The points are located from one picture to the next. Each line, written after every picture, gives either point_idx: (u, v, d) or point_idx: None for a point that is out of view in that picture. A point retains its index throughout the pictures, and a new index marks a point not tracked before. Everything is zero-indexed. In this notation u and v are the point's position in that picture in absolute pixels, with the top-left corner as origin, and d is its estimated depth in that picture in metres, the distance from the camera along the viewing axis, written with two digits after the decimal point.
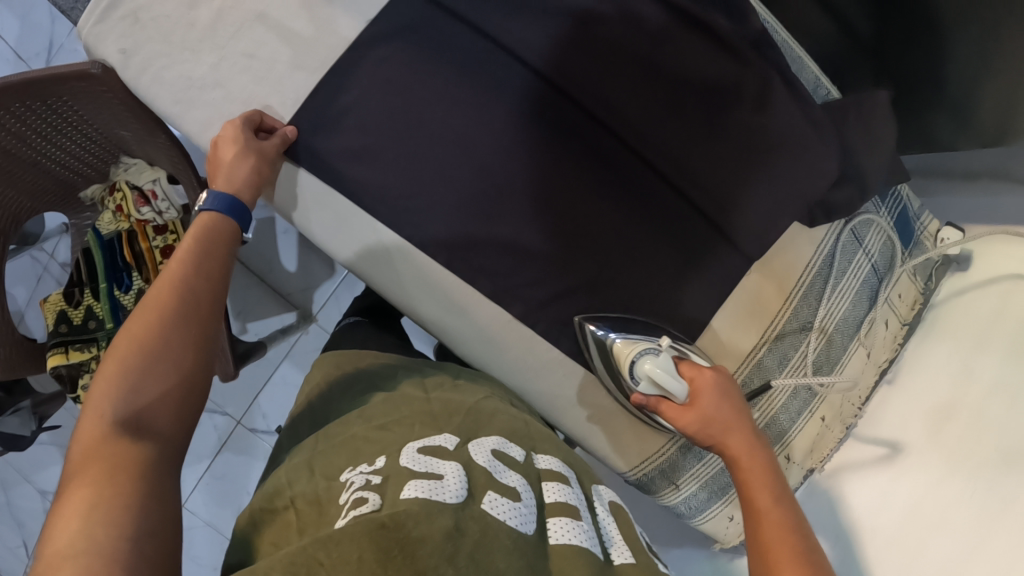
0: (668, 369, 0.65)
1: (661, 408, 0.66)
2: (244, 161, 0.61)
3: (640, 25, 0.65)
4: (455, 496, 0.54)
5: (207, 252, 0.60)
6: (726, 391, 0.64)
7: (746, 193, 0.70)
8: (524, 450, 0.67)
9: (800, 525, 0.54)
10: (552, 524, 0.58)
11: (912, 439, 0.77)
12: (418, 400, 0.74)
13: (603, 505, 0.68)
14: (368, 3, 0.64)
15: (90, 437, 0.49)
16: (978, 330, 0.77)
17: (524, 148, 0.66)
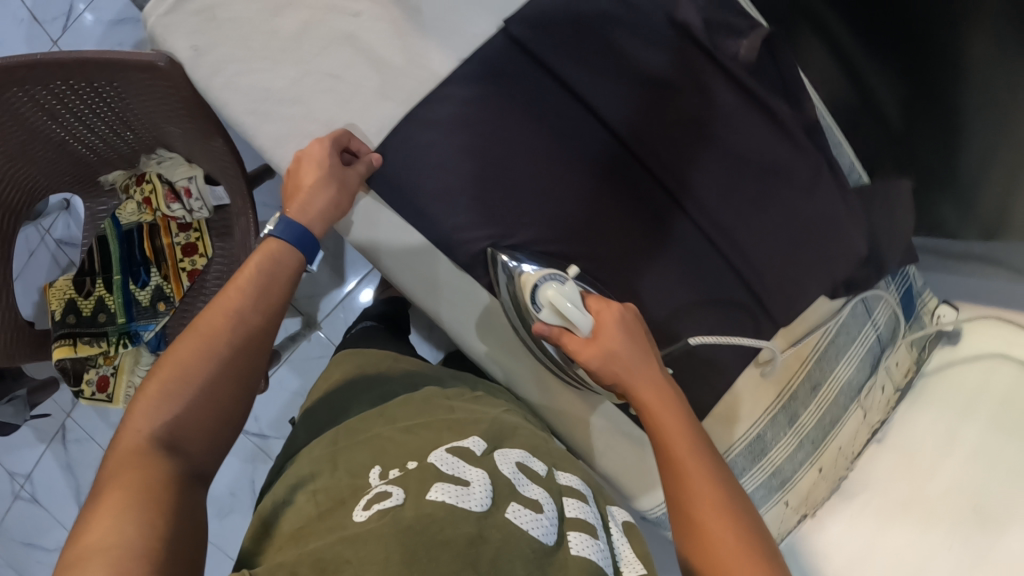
0: (572, 298, 0.60)
1: (563, 340, 0.62)
2: (328, 187, 0.61)
3: (713, 101, 0.68)
4: (479, 504, 0.54)
5: (267, 279, 0.59)
6: (630, 327, 0.60)
7: (786, 265, 0.73)
8: (545, 465, 0.65)
9: (715, 472, 0.53)
10: (570, 537, 0.55)
11: (898, 494, 0.81)
12: (440, 410, 0.72)
13: (617, 522, 0.64)
14: (462, 40, 0.63)
15: (128, 447, 0.50)
16: (969, 396, 0.82)
17: (588, 205, 0.68)
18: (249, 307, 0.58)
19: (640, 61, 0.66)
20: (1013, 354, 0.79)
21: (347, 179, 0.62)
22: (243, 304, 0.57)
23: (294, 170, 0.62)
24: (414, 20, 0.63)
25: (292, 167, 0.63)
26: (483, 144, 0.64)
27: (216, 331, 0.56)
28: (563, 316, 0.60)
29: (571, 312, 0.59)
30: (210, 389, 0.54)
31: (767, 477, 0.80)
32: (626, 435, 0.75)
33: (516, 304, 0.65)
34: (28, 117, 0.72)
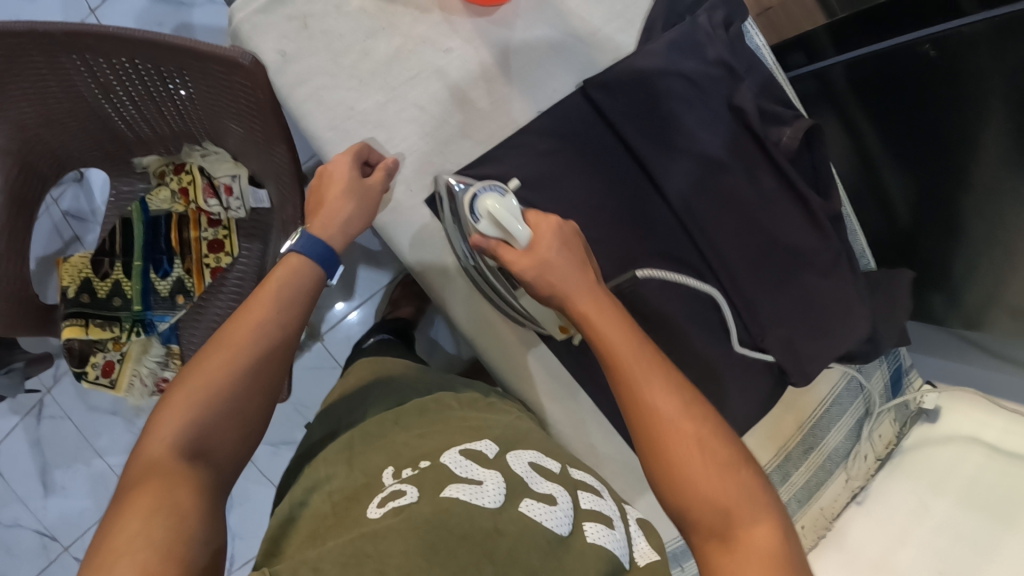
0: (510, 210, 0.57)
1: (500, 253, 0.58)
2: (353, 198, 0.61)
3: (759, 184, 0.74)
4: (493, 501, 0.56)
5: (293, 291, 0.57)
6: (568, 238, 0.58)
7: (805, 341, 0.78)
8: (558, 462, 0.66)
9: (665, 371, 0.53)
10: (587, 528, 0.58)
11: (869, 555, 0.87)
12: (455, 416, 0.72)
13: (632, 517, 0.66)
14: (544, 95, 0.68)
15: (151, 458, 0.48)
16: (940, 471, 0.89)
17: (634, 263, 0.72)
18: (276, 318, 0.56)
19: (702, 136, 0.70)
20: (982, 438, 0.87)
21: (369, 187, 0.63)
22: (271, 316, 0.56)
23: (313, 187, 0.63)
24: (503, 66, 0.66)
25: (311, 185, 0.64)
26: (555, 198, 0.68)
27: (240, 340, 0.54)
28: (498, 228, 0.57)
29: (507, 222, 0.56)
30: (234, 399, 0.52)
31: None
32: (552, 379, 0.73)
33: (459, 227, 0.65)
34: (79, 87, 0.70)
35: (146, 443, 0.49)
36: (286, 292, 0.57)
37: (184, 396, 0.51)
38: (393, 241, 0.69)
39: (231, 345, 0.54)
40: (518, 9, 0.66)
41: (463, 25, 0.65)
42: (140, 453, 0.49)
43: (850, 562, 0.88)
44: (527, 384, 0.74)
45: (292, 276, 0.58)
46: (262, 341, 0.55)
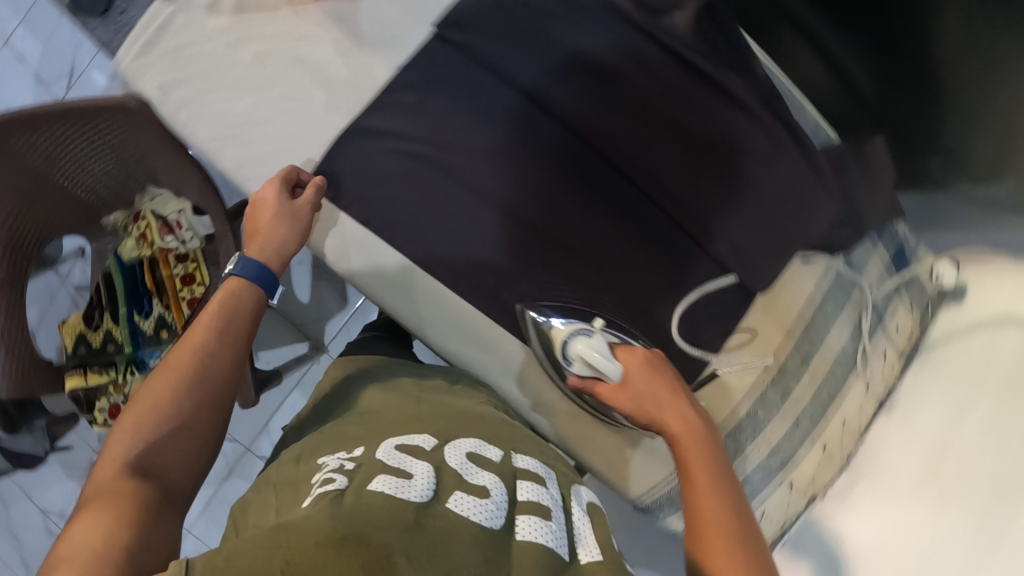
0: (599, 347, 0.64)
1: (595, 390, 0.65)
2: (285, 221, 0.62)
3: (658, 78, 0.68)
4: (420, 495, 0.50)
5: (230, 311, 0.57)
6: (659, 367, 0.64)
7: (756, 241, 0.72)
8: (501, 451, 0.62)
9: (733, 495, 0.51)
10: (520, 521, 0.52)
11: (908, 471, 0.77)
12: (409, 404, 0.69)
13: (580, 505, 0.59)
14: (399, 49, 0.67)
15: (101, 480, 0.47)
16: (977, 365, 0.78)
17: (545, 197, 0.69)
18: (221, 338, 0.55)
19: (578, 46, 0.67)
20: (1016, 313, 0.76)
21: (301, 207, 0.64)
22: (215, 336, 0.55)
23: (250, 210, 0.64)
24: (354, 37, 0.68)
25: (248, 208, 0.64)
26: (438, 148, 0.68)
27: (185, 361, 0.53)
28: (594, 368, 0.64)
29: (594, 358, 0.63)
30: (179, 416, 0.51)
31: (763, 460, 0.79)
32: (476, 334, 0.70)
33: (545, 351, 0.68)
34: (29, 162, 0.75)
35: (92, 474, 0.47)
36: (228, 312, 0.57)
37: (134, 415, 0.50)
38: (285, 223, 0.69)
39: (177, 362, 0.53)
40: None
41: (311, 12, 0.68)
42: (94, 478, 0.47)
43: (886, 478, 0.79)
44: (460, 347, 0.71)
45: (231, 296, 0.58)
46: (206, 356, 0.54)
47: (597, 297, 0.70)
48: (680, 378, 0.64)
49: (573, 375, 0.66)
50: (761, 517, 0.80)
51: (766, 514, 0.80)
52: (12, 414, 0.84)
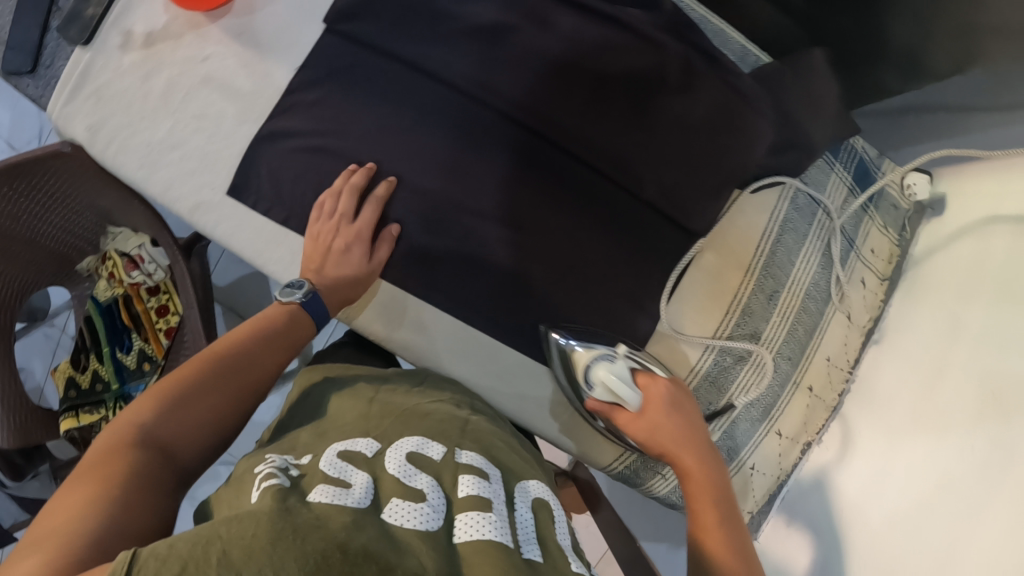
0: (623, 377, 0.61)
1: (614, 415, 0.63)
2: (356, 268, 0.65)
3: (554, 29, 0.68)
4: (358, 502, 0.44)
5: (282, 329, 0.61)
6: (677, 400, 0.61)
7: (689, 177, 0.68)
8: (444, 447, 0.55)
9: (743, 548, 0.52)
10: (460, 521, 0.46)
11: (905, 401, 0.71)
12: (359, 405, 0.62)
13: (526, 499, 0.53)
14: (297, 52, 0.69)
15: (111, 444, 0.47)
16: (963, 276, 0.71)
17: (462, 168, 0.68)
18: (266, 352, 0.59)
19: (464, 14, 0.68)
20: (1002, 214, 0.68)
21: (372, 260, 0.67)
22: (263, 349, 0.59)
23: (320, 234, 0.66)
24: (255, 48, 0.70)
25: (316, 227, 0.66)
26: (344, 138, 0.68)
27: (229, 362, 0.57)
28: (616, 397, 0.61)
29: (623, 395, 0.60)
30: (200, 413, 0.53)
31: (738, 413, 0.73)
32: (418, 319, 0.69)
33: (568, 377, 0.67)
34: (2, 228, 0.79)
35: (104, 437, 0.48)
36: (271, 330, 0.61)
37: (162, 391, 0.52)
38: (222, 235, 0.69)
39: (211, 359, 0.56)
40: None
41: (211, 32, 0.71)
42: (103, 439, 0.48)
43: (884, 412, 0.72)
44: (406, 337, 0.69)
45: (275, 315, 0.62)
46: (241, 361, 0.57)
47: (526, 260, 0.68)
48: (693, 401, 0.63)
49: (595, 401, 0.64)
50: (754, 471, 0.75)
51: (758, 467, 0.75)
52: (19, 462, 0.90)
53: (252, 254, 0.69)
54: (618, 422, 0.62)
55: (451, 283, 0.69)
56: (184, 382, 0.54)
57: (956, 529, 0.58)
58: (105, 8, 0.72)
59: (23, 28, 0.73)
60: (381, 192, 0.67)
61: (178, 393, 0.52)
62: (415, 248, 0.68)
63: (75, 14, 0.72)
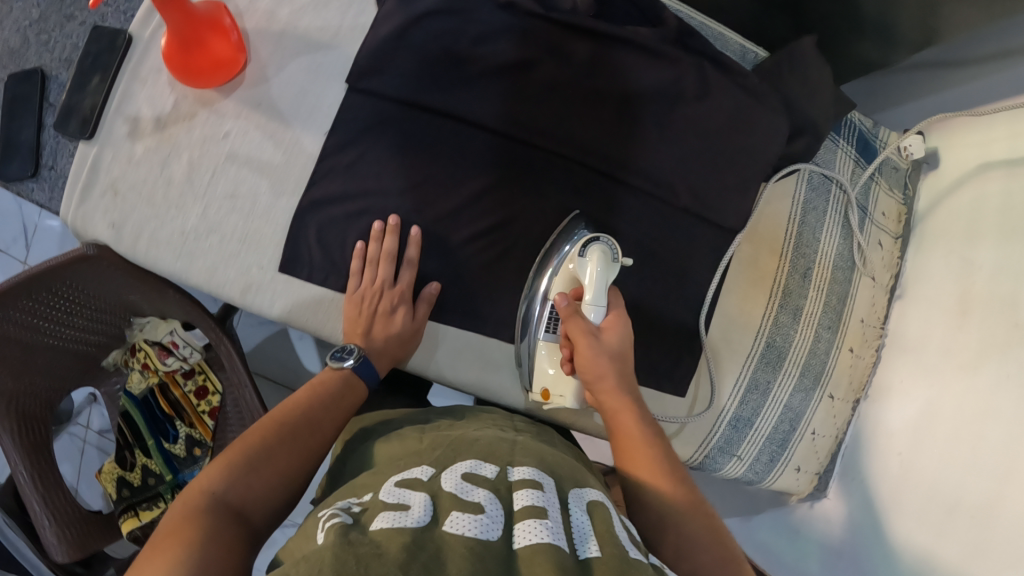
0: (606, 278, 0.63)
1: (570, 319, 0.62)
2: (401, 335, 0.67)
3: (569, 59, 0.68)
4: (419, 521, 0.47)
5: (337, 392, 0.62)
6: (621, 361, 0.62)
7: (719, 177, 0.71)
8: (497, 466, 0.57)
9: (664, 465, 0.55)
10: (519, 529, 0.48)
11: (936, 344, 0.77)
12: (409, 443, 0.64)
13: (580, 500, 0.54)
14: (322, 116, 0.68)
15: (188, 507, 0.48)
16: (967, 218, 0.77)
17: (504, 204, 0.70)
18: (322, 415, 0.59)
19: (483, 56, 0.67)
20: (994, 159, 0.75)
21: (415, 320, 0.68)
22: (319, 413, 0.59)
23: (363, 297, 0.66)
24: (277, 119, 0.69)
25: (358, 290, 0.67)
26: (386, 195, 0.68)
27: (292, 425, 0.57)
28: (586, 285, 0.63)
29: (598, 288, 0.63)
30: (270, 476, 0.53)
31: (796, 383, 0.78)
32: (483, 354, 0.71)
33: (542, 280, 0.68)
34: (15, 337, 0.75)
35: (178, 504, 0.49)
36: (328, 399, 0.61)
37: (236, 454, 0.53)
38: (280, 314, 0.69)
39: (277, 422, 0.57)
40: (263, 63, 0.69)
41: (226, 107, 0.68)
42: (181, 503, 0.49)
43: (919, 358, 0.78)
44: (476, 374, 0.71)
45: (335, 384, 0.62)
46: (305, 425, 0.58)
47: None
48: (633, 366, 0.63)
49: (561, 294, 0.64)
50: (815, 436, 0.81)
51: (818, 431, 0.81)
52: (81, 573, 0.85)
53: (316, 324, 0.69)
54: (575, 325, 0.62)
55: (514, 318, 0.70)
56: (254, 445, 0.54)
57: (1009, 454, 0.64)
58: (106, 98, 0.68)
59: (19, 132, 0.68)
60: (414, 253, 0.68)
61: (250, 455, 0.53)
62: (473, 291, 0.70)
63: (73, 108, 0.67)
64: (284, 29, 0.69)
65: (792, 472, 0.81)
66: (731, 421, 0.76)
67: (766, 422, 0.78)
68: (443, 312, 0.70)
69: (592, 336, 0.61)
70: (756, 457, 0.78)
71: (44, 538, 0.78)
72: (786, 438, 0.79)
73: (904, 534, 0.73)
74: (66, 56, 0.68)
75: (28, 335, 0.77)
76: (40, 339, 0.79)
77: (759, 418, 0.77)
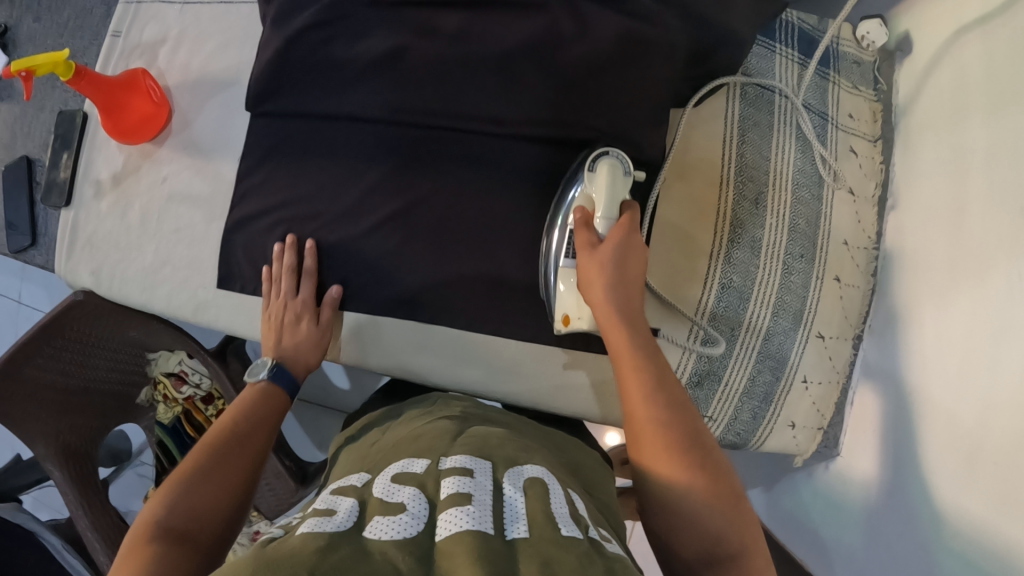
0: (615, 194, 0.62)
1: (581, 233, 0.61)
2: (307, 342, 0.70)
3: (439, 33, 0.66)
4: (339, 525, 0.44)
5: (262, 402, 0.64)
6: (622, 275, 0.59)
7: (622, 117, 0.65)
8: (428, 459, 0.55)
9: (681, 427, 0.50)
10: (443, 522, 0.44)
11: (935, 256, 0.64)
12: (368, 449, 0.65)
13: (518, 480, 0.50)
14: (236, 144, 0.75)
15: (135, 540, 0.46)
16: (953, 94, 0.63)
17: (404, 188, 0.69)
18: (253, 427, 0.61)
19: (358, 54, 0.67)
20: (966, 25, 0.62)
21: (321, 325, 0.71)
22: (253, 420, 0.61)
23: (271, 312, 0.71)
24: (201, 155, 0.76)
25: (269, 306, 0.72)
26: (297, 203, 0.72)
27: (229, 437, 0.58)
28: (595, 199, 0.62)
29: (605, 203, 0.61)
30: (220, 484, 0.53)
31: (769, 328, 0.68)
32: (403, 335, 0.72)
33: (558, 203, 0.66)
34: (50, 381, 0.89)
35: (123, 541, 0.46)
36: (259, 411, 0.63)
37: (177, 475, 0.52)
38: (229, 327, 0.76)
39: (214, 439, 0.57)
40: (184, 109, 0.77)
41: (161, 153, 0.77)
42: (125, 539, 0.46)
43: (920, 275, 0.65)
44: (405, 353, 0.73)
45: (260, 398, 0.64)
46: (242, 436, 0.59)
47: (496, 252, 0.69)
48: (640, 277, 0.60)
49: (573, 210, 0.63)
50: (808, 384, 0.69)
51: (811, 377, 0.70)
52: None
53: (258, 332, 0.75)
54: (584, 237, 0.61)
55: (433, 299, 0.70)
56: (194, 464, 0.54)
57: None
58: (72, 169, 0.79)
59: (16, 211, 0.81)
60: (310, 262, 0.71)
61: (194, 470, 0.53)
62: (388, 282, 0.70)
63: (51, 183, 0.79)
64: (195, 75, 0.77)
65: (787, 430, 0.70)
66: (692, 377, 0.68)
67: (738, 373, 0.68)
68: (367, 304, 0.72)
69: (592, 247, 0.60)
70: (735, 416, 0.69)
71: (99, 561, 0.88)
72: (770, 390, 0.69)
73: (924, 487, 0.60)
74: (43, 141, 0.81)
75: (61, 379, 0.90)
76: (73, 382, 0.92)
77: (728, 369, 0.68)
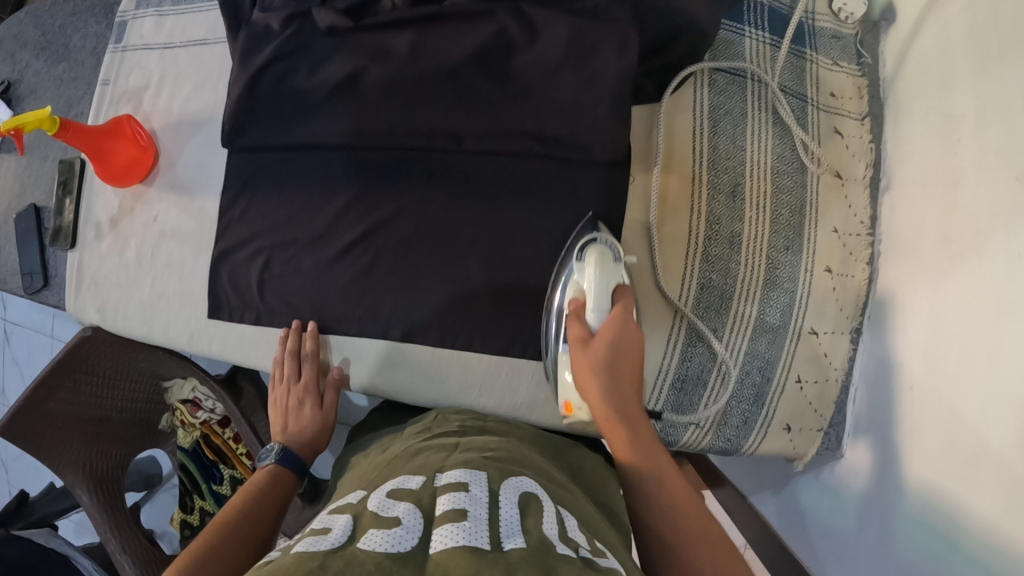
0: (607, 280, 0.60)
1: (573, 333, 0.59)
2: (311, 426, 0.72)
3: (391, 54, 0.66)
4: (334, 541, 0.39)
5: (269, 486, 0.63)
6: (615, 370, 0.56)
7: (581, 117, 0.63)
8: (423, 475, 0.50)
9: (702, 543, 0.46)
10: (438, 537, 0.39)
11: (928, 236, 0.59)
12: (367, 469, 0.61)
13: (512, 494, 0.46)
14: (217, 178, 0.78)
15: None
16: (937, 63, 0.60)
17: (372, 209, 0.70)
18: (260, 509, 0.59)
19: (317, 81, 0.68)
20: None
21: (324, 409, 0.74)
22: (254, 503, 0.60)
23: (277, 397, 0.74)
24: (188, 193, 0.79)
25: (274, 391, 0.75)
26: (276, 230, 0.74)
27: (236, 520, 0.56)
28: (586, 291, 0.60)
29: (595, 295, 0.60)
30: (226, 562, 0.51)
31: (754, 327, 0.64)
32: (384, 355, 0.72)
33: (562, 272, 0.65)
34: (73, 413, 0.94)
35: None
36: (264, 493, 0.62)
37: (186, 555, 0.49)
38: (220, 355, 0.78)
39: (222, 525, 0.55)
40: (169, 150, 0.81)
41: (151, 193, 0.81)
42: None
43: (916, 257, 0.61)
44: (392, 374, 0.72)
45: (268, 483, 0.63)
46: (249, 521, 0.57)
47: (462, 265, 0.68)
48: (636, 366, 0.57)
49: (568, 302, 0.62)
50: (802, 383, 0.65)
51: (806, 376, 0.65)
52: None
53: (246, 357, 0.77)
54: (574, 333, 0.59)
55: (408, 316, 0.70)
56: (203, 548, 0.51)
57: None
58: (75, 214, 0.84)
59: (28, 256, 0.87)
60: (310, 347, 0.72)
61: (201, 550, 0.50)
62: (364, 302, 0.71)
63: (57, 228, 0.85)
64: (178, 118, 0.81)
65: (782, 433, 0.67)
66: (675, 384, 0.65)
67: (727, 374, 0.65)
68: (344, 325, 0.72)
69: (583, 342, 0.58)
70: (724, 422, 0.66)
71: None
72: (760, 393, 0.65)
73: (929, 487, 0.56)
74: (48, 188, 0.87)
75: (84, 411, 0.96)
76: (95, 413, 0.98)
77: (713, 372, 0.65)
